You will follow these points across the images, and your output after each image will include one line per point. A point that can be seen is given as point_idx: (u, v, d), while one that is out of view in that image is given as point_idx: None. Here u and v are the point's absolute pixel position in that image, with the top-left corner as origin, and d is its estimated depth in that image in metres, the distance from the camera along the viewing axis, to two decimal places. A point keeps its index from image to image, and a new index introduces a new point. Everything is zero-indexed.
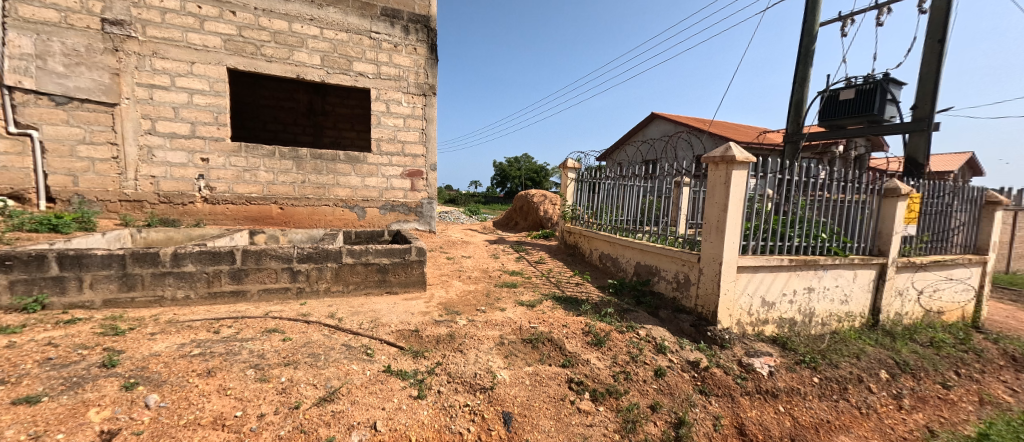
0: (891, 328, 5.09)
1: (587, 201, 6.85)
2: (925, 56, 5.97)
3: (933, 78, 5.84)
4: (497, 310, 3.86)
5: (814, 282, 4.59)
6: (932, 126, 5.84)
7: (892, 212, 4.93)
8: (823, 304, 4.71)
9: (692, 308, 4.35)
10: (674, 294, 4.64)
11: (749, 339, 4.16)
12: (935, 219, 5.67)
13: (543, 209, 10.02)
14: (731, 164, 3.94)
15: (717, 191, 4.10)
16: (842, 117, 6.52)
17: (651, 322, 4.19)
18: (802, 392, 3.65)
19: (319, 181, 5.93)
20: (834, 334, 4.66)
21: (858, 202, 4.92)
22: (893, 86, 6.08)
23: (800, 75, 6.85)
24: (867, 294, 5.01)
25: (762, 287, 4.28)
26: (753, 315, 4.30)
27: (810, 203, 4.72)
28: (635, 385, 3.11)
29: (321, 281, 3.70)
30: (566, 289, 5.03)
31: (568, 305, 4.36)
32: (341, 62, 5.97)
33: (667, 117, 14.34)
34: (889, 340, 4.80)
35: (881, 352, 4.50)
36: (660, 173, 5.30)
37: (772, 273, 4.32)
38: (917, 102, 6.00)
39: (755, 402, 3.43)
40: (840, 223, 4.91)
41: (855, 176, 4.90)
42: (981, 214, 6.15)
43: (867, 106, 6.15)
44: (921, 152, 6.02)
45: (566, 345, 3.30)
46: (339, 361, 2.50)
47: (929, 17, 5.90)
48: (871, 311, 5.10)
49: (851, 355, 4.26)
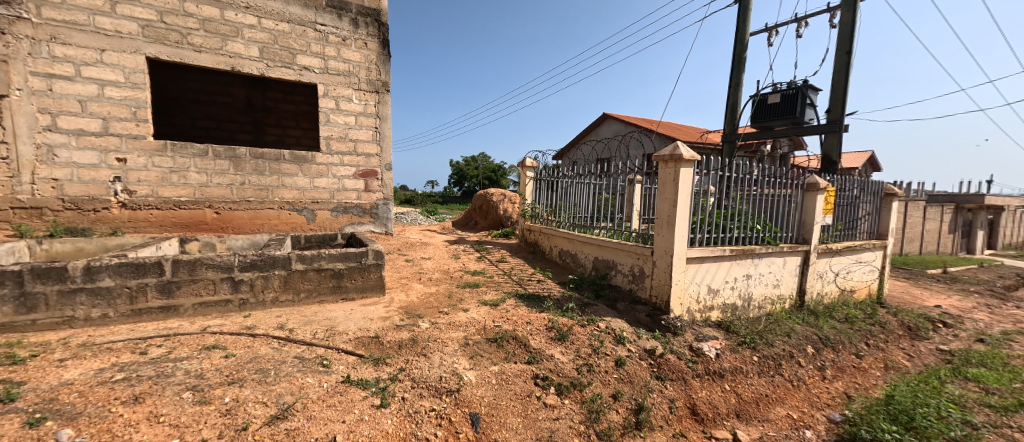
0: (814, 307, 5.66)
1: (546, 199, 6.94)
2: (836, 65, 6.69)
3: (843, 85, 6.57)
4: (461, 311, 3.80)
5: (751, 270, 4.99)
6: (843, 127, 6.56)
7: (813, 204, 5.48)
8: (760, 289, 5.13)
9: (647, 298, 4.56)
10: (630, 286, 4.83)
11: (698, 325, 4.44)
12: (847, 209, 6.39)
13: (502, 208, 10.03)
14: (679, 162, 4.18)
15: (667, 188, 4.32)
16: (771, 119, 7.14)
17: (610, 314, 4.34)
18: (744, 370, 3.97)
19: (261, 182, 5.50)
20: (768, 316, 5.09)
21: (784, 195, 5.43)
22: (811, 91, 6.76)
23: (734, 79, 7.41)
24: (795, 278, 5.53)
25: (707, 276, 4.58)
26: (701, 302, 4.58)
27: (747, 197, 5.14)
28: (598, 376, 3.20)
29: (267, 290, 3.42)
30: (528, 286, 5.07)
31: (530, 302, 4.39)
32: (283, 55, 5.57)
33: (619, 117, 14.93)
34: (813, 318, 5.34)
35: (807, 329, 5.00)
36: (615, 172, 5.49)
37: (715, 263, 4.63)
38: (831, 106, 6.73)
39: (705, 383, 3.67)
40: (771, 215, 5.39)
41: (782, 172, 5.40)
42: (882, 204, 7.02)
43: (791, 109, 6.79)
44: (835, 150, 6.75)
45: (530, 342, 3.32)
46: (292, 375, 2.32)
47: (839, 31, 6.63)
48: (799, 293, 5.63)
49: (783, 334, 4.69)
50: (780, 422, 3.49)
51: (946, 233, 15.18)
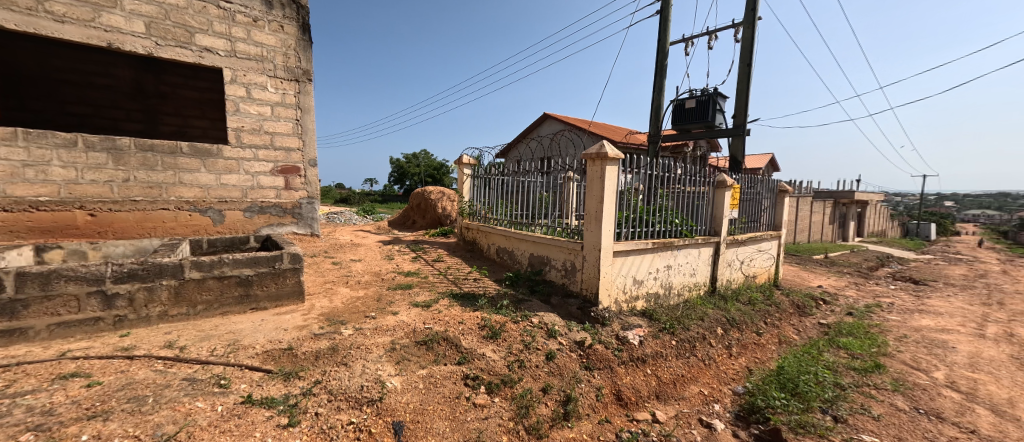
0: (724, 292, 6.31)
1: (484, 197, 6.90)
2: (740, 75, 7.51)
3: (745, 93, 7.39)
4: (390, 315, 3.64)
5: (671, 260, 5.42)
6: (746, 131, 7.38)
7: (722, 199, 6.10)
8: (679, 278, 5.59)
9: (578, 291, 4.75)
10: (563, 281, 5.00)
11: (625, 315, 4.73)
12: (749, 204, 7.22)
13: (441, 206, 9.81)
14: (605, 161, 4.40)
15: (595, 185, 4.53)
16: (688, 122, 7.80)
17: (543, 309, 4.46)
18: (664, 354, 4.30)
19: (151, 179, 4.78)
20: (686, 302, 5.57)
21: (698, 192, 5.98)
22: (720, 98, 7.51)
23: (656, 85, 7.98)
24: (708, 267, 6.12)
25: (633, 268, 4.90)
26: (627, 293, 4.87)
27: (669, 194, 5.56)
28: (528, 371, 3.26)
29: (152, 304, 2.98)
30: (464, 286, 5.01)
31: (464, 301, 4.35)
32: (176, 32, 4.87)
33: (557, 116, 15.38)
34: (723, 302, 5.96)
35: (718, 313, 5.56)
36: (552, 169, 5.62)
37: (640, 255, 4.95)
38: (736, 112, 7.53)
39: (629, 369, 3.92)
40: (688, 210, 5.89)
41: (696, 171, 5.93)
42: (777, 200, 8.03)
43: (704, 114, 7.49)
44: (740, 152, 7.59)
45: (461, 342, 3.28)
46: (177, 400, 2.04)
47: (741, 45, 7.45)
48: (711, 280, 6.23)
49: (697, 318, 5.17)
50: (693, 399, 3.86)
51: (827, 224, 17.86)
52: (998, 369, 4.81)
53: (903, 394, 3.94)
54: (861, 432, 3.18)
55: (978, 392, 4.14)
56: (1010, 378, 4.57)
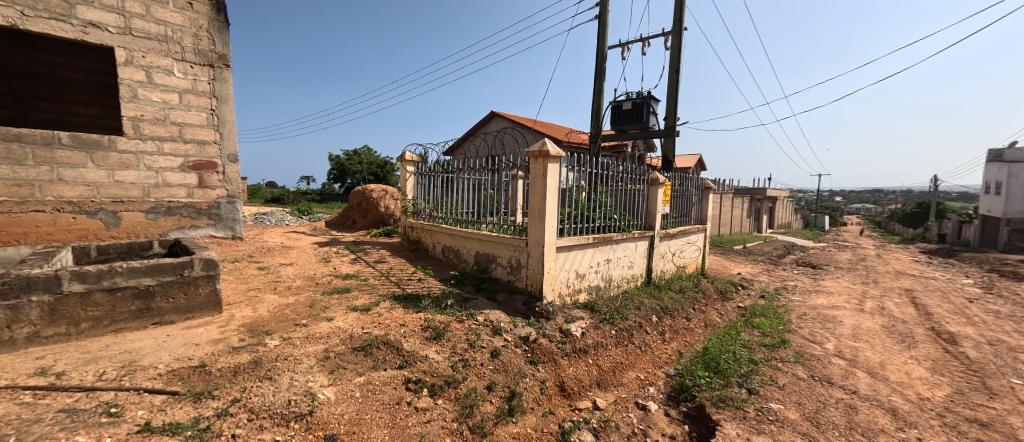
0: (658, 282, 6.75)
1: (428, 195, 6.69)
2: (670, 81, 8.06)
3: (675, 97, 7.95)
4: (323, 321, 3.41)
5: (610, 254, 5.68)
6: (676, 132, 7.95)
7: (655, 196, 6.52)
8: (618, 271, 5.89)
9: (523, 288, 4.80)
10: (509, 277, 5.02)
11: (568, 309, 4.87)
12: (679, 200, 7.79)
13: (383, 205, 9.39)
14: (547, 158, 4.49)
15: (538, 182, 4.60)
16: (626, 123, 8.21)
17: (489, 307, 4.45)
18: (604, 344, 4.50)
19: (19, 176, 4.02)
20: (624, 293, 5.88)
21: (634, 189, 6.32)
22: (653, 102, 8.01)
23: (596, 87, 8.31)
24: (644, 259, 6.50)
25: (575, 262, 5.06)
26: (570, 287, 5.02)
27: (608, 190, 5.81)
28: (473, 370, 3.23)
29: (18, 325, 2.50)
30: (407, 286, 4.84)
31: (407, 303, 4.20)
32: (50, 2, 4.14)
33: (504, 115, 15.47)
34: (657, 292, 6.38)
35: (653, 301, 5.93)
36: (499, 166, 5.48)
37: (581, 250, 5.13)
38: (667, 115, 8.08)
39: (572, 360, 4.05)
40: (626, 206, 6.20)
41: (633, 169, 6.27)
42: (703, 196, 8.75)
43: (640, 115, 7.94)
44: (671, 152, 8.15)
45: (402, 345, 3.16)
46: (51, 436, 1.73)
47: (671, 53, 8.00)
48: (647, 271, 6.63)
49: (635, 308, 5.48)
50: (630, 385, 4.09)
51: (745, 217, 19.89)
52: (874, 338, 5.69)
53: (803, 365, 4.51)
54: (770, 401, 3.58)
55: (859, 358, 4.86)
56: (882, 345, 5.42)
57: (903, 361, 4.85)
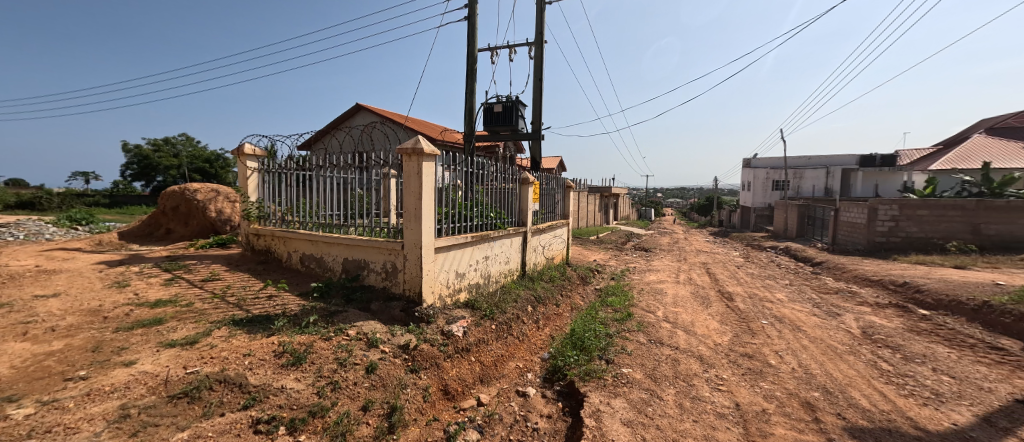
0: (531, 274, 7.17)
1: (281, 197, 5.66)
2: (534, 88, 8.64)
3: (540, 104, 8.56)
4: (120, 367, 2.54)
5: (488, 251, 5.76)
6: (542, 136, 8.56)
7: (527, 194, 6.90)
8: (495, 267, 6.01)
9: (401, 293, 4.48)
10: (383, 284, 4.63)
11: (448, 309, 4.74)
12: (546, 198, 8.42)
13: (213, 208, 7.62)
14: (421, 156, 4.27)
15: (412, 181, 4.34)
16: (497, 125, 8.46)
17: (361, 318, 4.01)
18: (486, 340, 4.53)
19: None
20: (502, 287, 6.05)
21: (507, 188, 6.57)
22: (521, 106, 8.47)
23: (467, 87, 8.33)
24: (518, 253, 6.80)
25: (454, 262, 4.96)
26: (450, 287, 4.90)
27: (484, 189, 5.89)
28: (344, 392, 2.84)
29: None
30: (253, 307, 4.00)
31: (252, 327, 3.46)
32: None
33: (370, 108, 14.36)
34: (531, 283, 6.76)
35: (528, 292, 6.26)
36: (367, 164, 4.92)
37: (460, 249, 5.05)
38: (533, 119, 8.63)
39: (455, 361, 3.95)
40: (500, 205, 6.39)
41: (505, 169, 6.50)
42: (566, 193, 9.66)
43: (509, 118, 8.29)
44: (538, 154, 8.75)
45: (247, 380, 2.57)
46: None
47: (534, 62, 8.57)
48: (522, 265, 6.96)
49: (512, 300, 5.69)
50: (511, 375, 4.22)
51: (596, 211, 22.81)
52: (687, 302, 7.16)
53: (643, 332, 5.37)
54: (622, 367, 4.12)
55: (679, 320, 6.04)
56: (692, 307, 6.87)
57: (706, 318, 6.20)
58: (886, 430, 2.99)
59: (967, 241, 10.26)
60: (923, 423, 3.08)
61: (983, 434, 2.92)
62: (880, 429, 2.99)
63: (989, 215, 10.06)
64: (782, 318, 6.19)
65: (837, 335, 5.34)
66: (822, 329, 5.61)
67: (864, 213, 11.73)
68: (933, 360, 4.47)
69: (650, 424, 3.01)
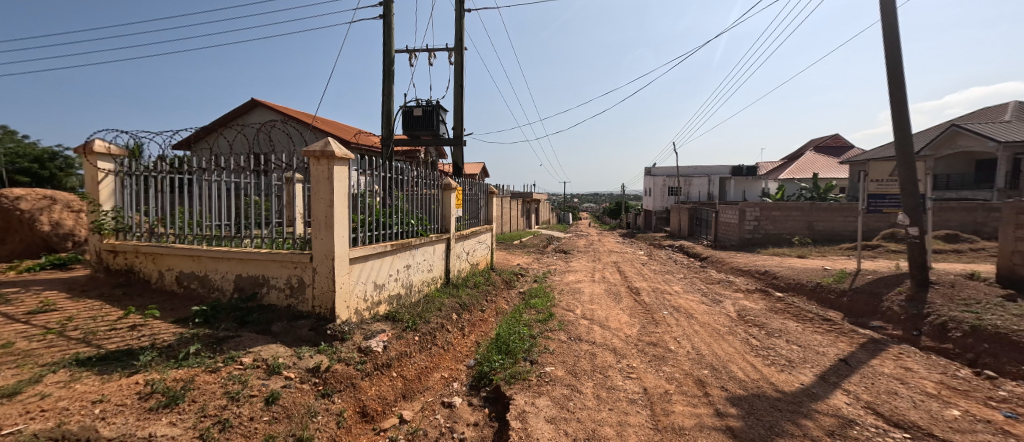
0: (456, 281, 7.03)
1: (149, 205, 4.72)
2: (454, 93, 8.56)
3: (461, 109, 8.50)
4: None
5: (409, 259, 5.49)
6: (464, 142, 8.51)
7: (450, 200, 6.77)
8: (417, 275, 5.75)
9: (309, 311, 4.05)
10: (287, 302, 4.13)
11: (366, 324, 4.40)
12: (469, 203, 8.36)
13: (47, 221, 6.06)
14: (332, 160, 3.90)
15: (321, 187, 3.94)
16: (417, 129, 8.18)
17: (259, 343, 3.52)
18: (408, 352, 4.30)
19: None
20: (425, 297, 5.81)
21: (428, 194, 6.37)
22: (442, 111, 8.33)
23: (384, 88, 7.91)
24: (442, 261, 6.62)
25: (372, 273, 4.62)
26: (368, 300, 4.55)
27: (403, 195, 5.62)
28: (237, 430, 2.44)
29: None
30: (108, 341, 3.26)
31: (106, 366, 2.81)
32: None
33: (269, 105, 12.90)
34: (455, 290, 6.61)
35: (452, 300, 6.11)
36: (265, 167, 4.35)
37: (379, 259, 4.73)
38: (455, 125, 8.54)
39: (374, 379, 3.67)
40: (422, 211, 6.17)
41: (427, 174, 6.30)
42: (488, 199, 9.70)
43: (430, 123, 8.08)
44: (460, 160, 8.67)
45: (97, 433, 2.07)
46: None
47: (454, 68, 8.51)
48: (445, 272, 6.79)
49: (436, 309, 5.50)
50: (435, 387, 4.06)
51: (518, 216, 23.36)
52: (601, 299, 7.67)
53: (564, 330, 5.60)
54: (545, 366, 4.23)
55: (594, 316, 6.42)
56: (606, 303, 7.36)
57: (618, 312, 6.69)
58: (757, 395, 3.50)
59: (805, 236, 12.77)
60: (784, 387, 3.68)
61: (823, 390, 3.59)
62: (753, 396, 3.49)
63: (820, 215, 12.65)
64: (679, 308, 6.95)
65: (721, 319, 6.17)
66: (709, 315, 6.42)
67: (735, 215, 13.76)
68: (786, 333, 5.39)
69: (571, 418, 3.12)
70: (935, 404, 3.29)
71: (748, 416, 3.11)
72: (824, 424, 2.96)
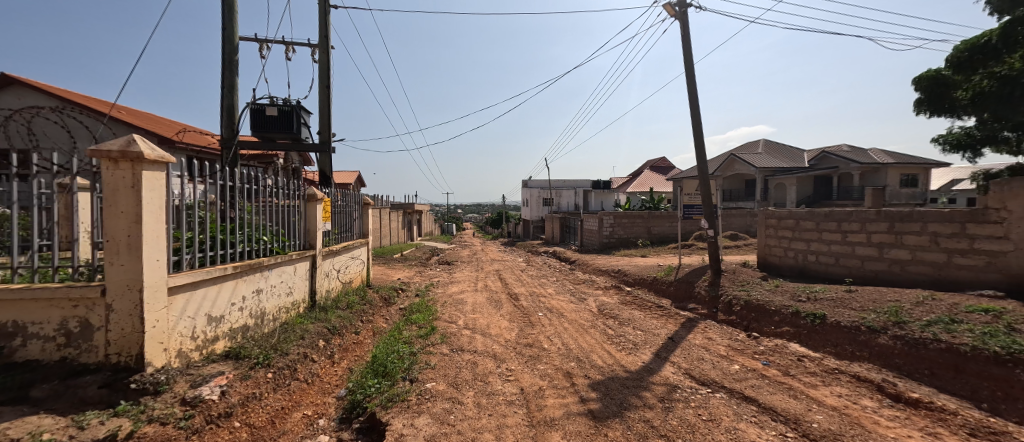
0: (324, 303, 6.23)
1: None
2: (319, 94, 7.73)
3: (327, 112, 7.71)
4: None
5: (261, 283, 4.65)
6: (332, 148, 7.72)
7: (315, 213, 6.04)
8: (273, 301, 4.90)
9: (101, 362, 3.06)
10: (60, 354, 3.03)
11: (196, 367, 3.54)
12: (340, 216, 7.57)
13: None
14: (140, 163, 3.03)
15: (121, 198, 3.01)
16: (272, 131, 7.07)
17: (8, 416, 2.51)
18: (257, 394, 3.62)
19: None
20: (283, 326, 4.98)
21: (286, 205, 5.54)
22: (304, 113, 7.42)
23: (226, 80, 6.63)
24: (305, 282, 5.80)
25: (206, 304, 3.75)
26: (199, 338, 3.67)
27: (251, 207, 4.75)
28: None
29: None
30: None
31: None
32: None
33: (36, 84, 9.51)
34: (323, 314, 5.86)
35: (319, 325, 5.40)
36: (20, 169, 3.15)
37: (215, 286, 3.86)
38: (320, 129, 7.70)
39: (206, 436, 2.97)
40: (278, 225, 5.32)
41: (284, 183, 5.48)
42: (362, 211, 8.97)
43: (289, 125, 7.09)
44: (328, 167, 7.83)
45: None
46: None
47: (318, 66, 7.70)
48: (310, 295, 5.96)
49: (297, 338, 4.77)
50: (296, 429, 3.49)
51: (399, 229, 22.29)
52: (483, 308, 7.81)
53: (446, 343, 5.50)
54: (425, 383, 4.06)
55: (476, 325, 6.49)
56: (487, 311, 7.53)
57: (498, 319, 6.91)
58: (611, 378, 4.01)
59: (645, 239, 15.37)
60: (630, 367, 4.31)
61: (657, 364, 4.33)
62: (607, 379, 3.99)
63: (655, 221, 15.41)
64: (551, 309, 7.56)
65: (585, 315, 6.93)
66: (576, 312, 7.16)
67: (595, 222, 15.75)
68: (633, 321, 6.36)
69: (451, 431, 3.05)
70: (726, 362, 4.29)
71: (604, 397, 3.53)
72: (657, 392, 3.56)
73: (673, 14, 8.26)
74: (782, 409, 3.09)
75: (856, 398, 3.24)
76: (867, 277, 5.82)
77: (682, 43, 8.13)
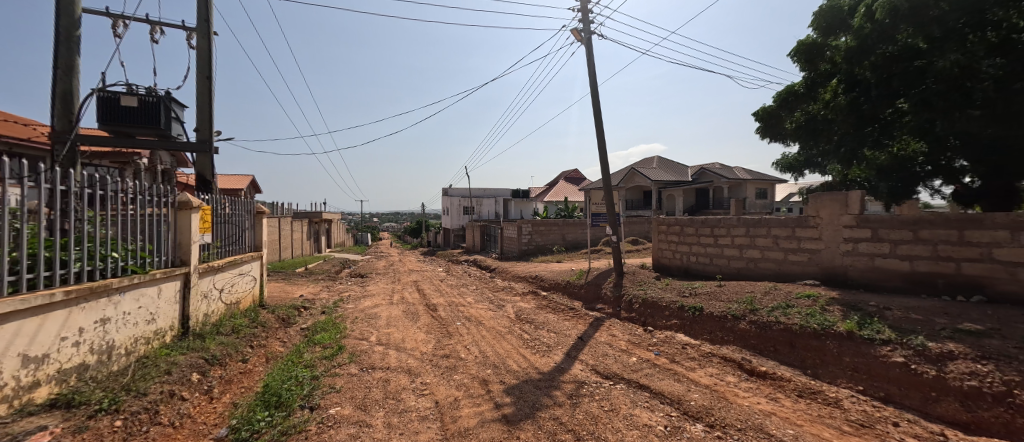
0: (200, 330, 5.28)
1: None
2: (197, 86, 6.65)
3: (207, 107, 6.67)
4: None
5: (109, 311, 3.78)
6: (213, 148, 6.67)
7: (188, 223, 5.16)
8: (125, 331, 4.01)
9: None
10: None
11: (5, 424, 2.72)
12: (224, 227, 6.55)
13: None
14: None
15: None
16: (130, 125, 5.86)
17: None
18: None
19: None
20: (141, 361, 4.10)
21: (148, 215, 4.62)
22: (175, 105, 6.30)
23: (61, 59, 5.32)
24: (174, 306, 4.87)
25: (22, 340, 2.91)
26: (10, 385, 2.83)
27: (96, 217, 3.85)
28: None
29: None
30: None
31: None
32: None
33: None
34: (198, 342, 4.96)
35: (192, 356, 4.57)
36: None
37: (36, 317, 3.02)
38: (198, 125, 6.61)
39: None
40: (136, 238, 4.41)
41: (146, 188, 4.57)
42: (254, 221, 7.89)
43: (154, 119, 5.95)
44: (208, 170, 6.75)
45: None
46: None
47: (196, 53, 6.62)
48: (180, 321, 5.01)
49: (161, 373, 3.97)
50: None
51: (304, 239, 20.24)
52: (398, 322, 7.41)
53: (355, 362, 5.09)
54: (328, 409, 3.69)
55: (390, 341, 6.13)
56: (403, 325, 7.16)
57: (414, 332, 6.63)
58: (524, 381, 4.11)
59: (560, 245, 16.21)
60: (543, 368, 4.47)
61: (567, 363, 4.56)
62: (521, 383, 4.07)
63: (569, 229, 16.37)
64: (469, 317, 7.51)
65: (502, 321, 7.01)
66: (494, 319, 7.21)
67: (514, 230, 16.14)
68: (547, 324, 6.64)
69: None
70: (626, 355, 4.72)
71: (517, 401, 3.60)
72: (566, 390, 3.75)
73: (580, 38, 8.96)
74: (668, 391, 3.51)
75: (723, 376, 3.82)
76: (733, 272, 6.92)
77: (588, 66, 8.87)
